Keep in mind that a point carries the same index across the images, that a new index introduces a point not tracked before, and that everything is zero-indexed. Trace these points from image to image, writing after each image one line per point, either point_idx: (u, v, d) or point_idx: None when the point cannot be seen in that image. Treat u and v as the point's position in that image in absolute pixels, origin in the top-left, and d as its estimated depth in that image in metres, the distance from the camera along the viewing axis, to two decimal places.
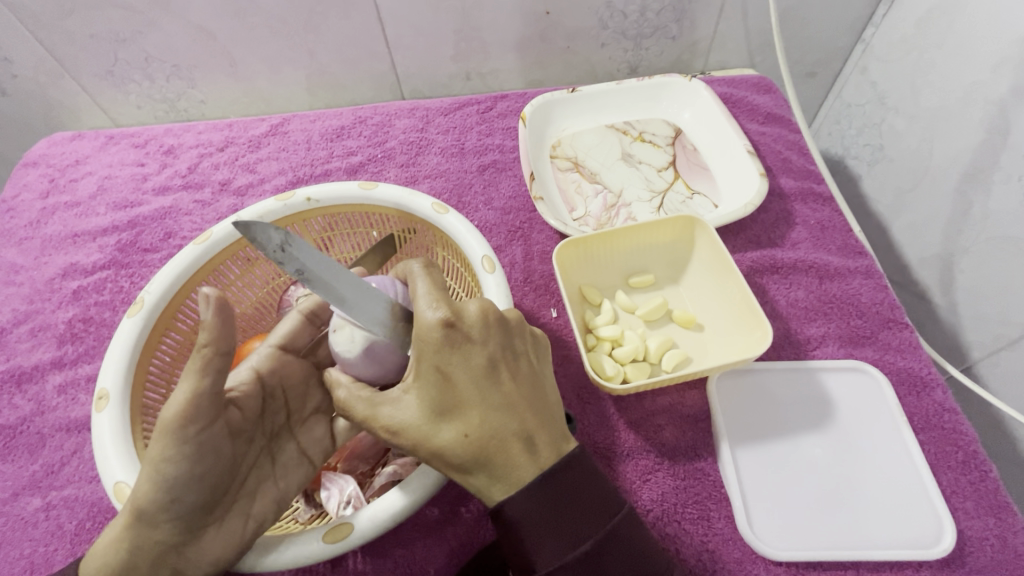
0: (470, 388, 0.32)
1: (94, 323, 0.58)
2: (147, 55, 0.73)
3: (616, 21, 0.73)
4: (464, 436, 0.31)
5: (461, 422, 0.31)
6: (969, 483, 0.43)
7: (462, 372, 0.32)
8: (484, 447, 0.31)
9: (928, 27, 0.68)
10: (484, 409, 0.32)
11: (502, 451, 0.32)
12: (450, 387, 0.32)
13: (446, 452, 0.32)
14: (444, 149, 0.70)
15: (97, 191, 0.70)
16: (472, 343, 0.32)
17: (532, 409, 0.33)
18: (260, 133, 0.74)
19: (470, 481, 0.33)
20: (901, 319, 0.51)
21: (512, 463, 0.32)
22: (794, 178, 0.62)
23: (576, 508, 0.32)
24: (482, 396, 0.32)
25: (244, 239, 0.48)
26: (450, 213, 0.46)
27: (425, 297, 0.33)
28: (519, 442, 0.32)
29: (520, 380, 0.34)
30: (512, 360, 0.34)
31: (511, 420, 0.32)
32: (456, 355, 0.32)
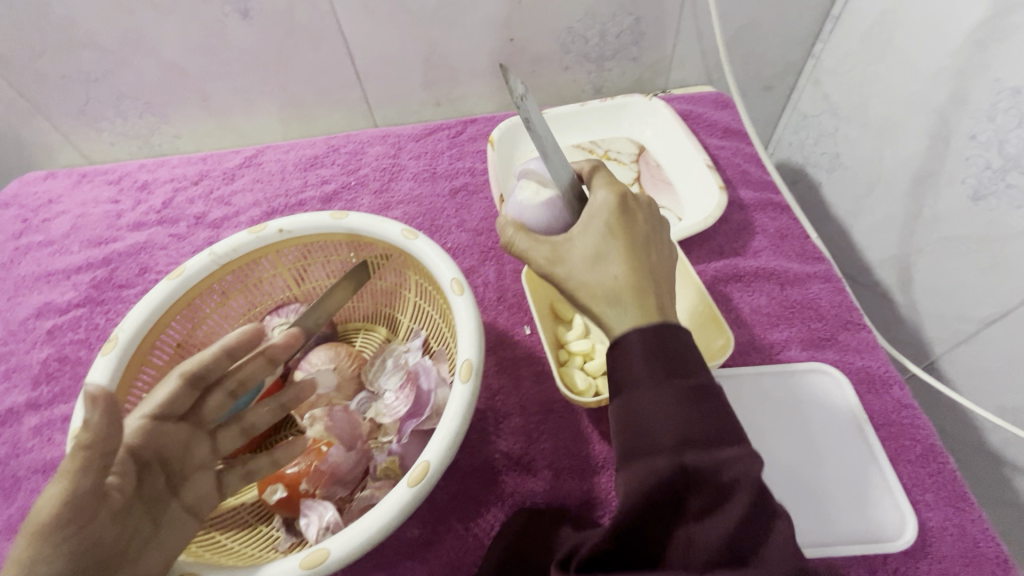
0: (629, 237, 0.38)
1: (69, 362, 0.58)
2: (119, 93, 0.74)
3: (577, 45, 0.76)
4: (615, 277, 0.36)
5: (614, 263, 0.36)
6: (928, 474, 0.44)
7: (625, 229, 0.38)
8: (625, 289, 0.35)
9: (871, 41, 0.72)
10: (637, 257, 0.37)
11: (641, 295, 0.35)
12: (611, 233, 0.38)
13: (593, 282, 0.36)
14: (416, 174, 0.71)
15: (70, 229, 0.70)
16: (640, 216, 0.39)
17: (664, 277, 0.37)
18: (234, 165, 0.75)
19: (606, 313, 0.35)
20: (859, 320, 0.53)
21: (644, 303, 0.34)
22: (753, 190, 0.65)
23: (691, 358, 0.32)
24: (636, 247, 0.37)
25: (218, 271, 0.49)
26: (418, 239, 0.47)
27: (601, 180, 0.42)
28: (652, 297, 0.35)
29: (662, 256, 0.39)
30: (659, 241, 0.39)
31: (651, 278, 0.36)
32: (624, 213, 0.39)
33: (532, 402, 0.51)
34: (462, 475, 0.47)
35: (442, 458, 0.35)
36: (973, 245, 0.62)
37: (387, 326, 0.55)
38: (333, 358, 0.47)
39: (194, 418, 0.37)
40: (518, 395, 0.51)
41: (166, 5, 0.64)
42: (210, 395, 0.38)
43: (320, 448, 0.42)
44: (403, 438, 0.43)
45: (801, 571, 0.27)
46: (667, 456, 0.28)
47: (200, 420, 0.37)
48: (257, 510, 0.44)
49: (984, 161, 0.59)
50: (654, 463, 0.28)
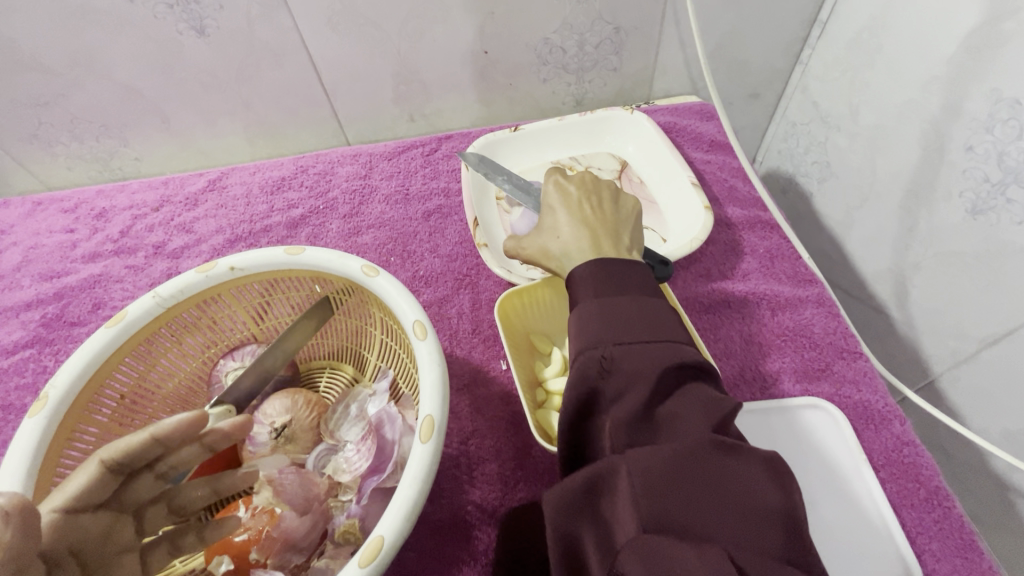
0: (563, 201, 0.46)
1: (15, 409, 0.55)
2: (72, 117, 0.70)
3: (555, 57, 0.73)
4: (558, 238, 0.44)
5: (555, 225, 0.45)
6: (934, 521, 0.41)
7: (561, 202, 0.46)
8: (569, 243, 0.42)
9: (859, 47, 0.69)
10: (571, 213, 0.45)
11: (580, 240, 0.42)
12: (551, 206, 0.47)
13: (547, 246, 0.44)
14: (388, 196, 0.68)
15: (21, 262, 0.66)
16: (574, 185, 0.47)
17: (607, 221, 0.44)
18: (196, 189, 0.71)
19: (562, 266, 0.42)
20: (855, 348, 0.50)
21: (582, 245, 0.41)
22: (741, 207, 0.62)
23: (624, 278, 0.37)
24: (569, 206, 0.45)
25: (164, 314, 0.45)
26: (380, 276, 0.43)
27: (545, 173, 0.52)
28: (587, 238, 0.42)
29: (602, 207, 0.45)
30: (602, 199, 0.46)
31: (584, 221, 0.43)
32: (557, 190, 0.47)
33: (509, 447, 0.48)
34: (431, 533, 0.43)
35: (397, 529, 0.31)
36: (972, 261, 0.59)
37: (354, 364, 0.52)
38: (289, 407, 0.44)
39: (116, 503, 0.33)
40: (493, 438, 0.48)
41: (115, 25, 0.61)
42: (137, 479, 0.34)
43: (272, 511, 0.39)
44: (363, 497, 0.39)
45: (716, 444, 0.29)
46: (587, 353, 0.34)
47: (122, 506, 0.33)
48: None
49: (981, 173, 0.56)
50: (577, 360, 0.34)
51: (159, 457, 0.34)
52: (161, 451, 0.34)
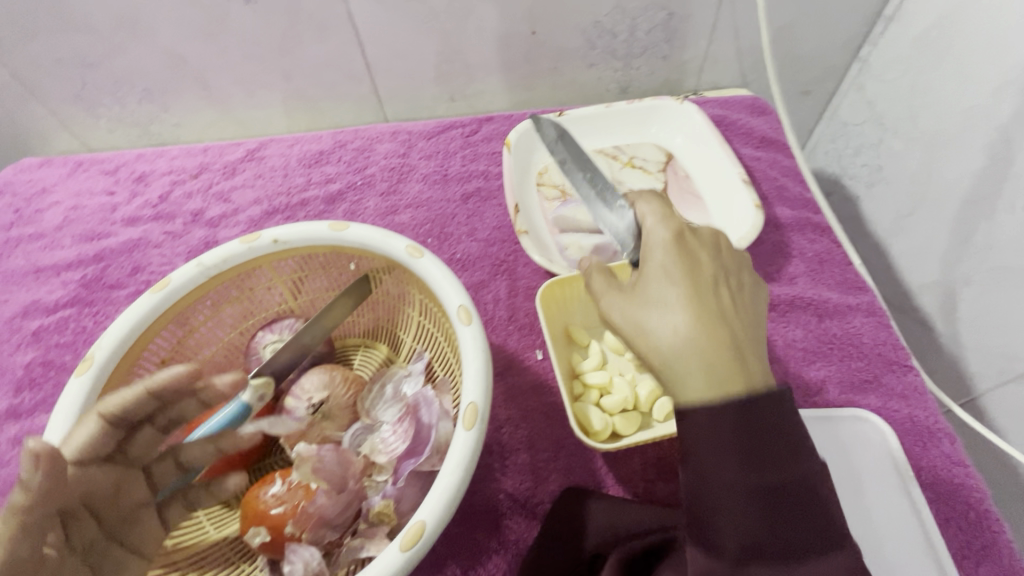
0: (684, 275, 0.34)
1: (54, 367, 0.55)
2: (116, 79, 0.70)
3: (604, 41, 0.71)
4: (674, 322, 0.32)
5: (671, 309, 0.33)
6: (981, 546, 0.40)
7: (686, 273, 0.34)
8: (690, 345, 0.32)
9: (926, 47, 0.66)
10: (698, 302, 0.33)
11: (709, 348, 0.31)
12: (664, 275, 0.35)
13: (652, 332, 0.33)
14: (426, 176, 0.67)
15: (63, 222, 0.67)
16: (702, 253, 0.36)
17: (748, 327, 0.33)
18: (235, 159, 0.71)
19: (673, 378, 0.32)
20: (905, 360, 0.49)
21: (716, 364, 0.31)
22: (790, 208, 0.60)
23: (766, 433, 0.29)
24: (694, 288, 0.34)
25: (206, 283, 0.45)
26: (425, 257, 0.43)
27: (654, 215, 0.38)
28: (724, 348, 0.31)
29: (739, 300, 0.34)
30: (732, 284, 0.35)
31: (718, 327, 0.32)
32: (682, 255, 0.35)
33: (543, 437, 0.47)
34: (462, 518, 0.43)
35: (438, 516, 0.31)
36: None
37: (389, 344, 0.51)
38: (327, 383, 0.44)
39: (122, 457, 0.35)
40: (526, 428, 0.47)
41: None
42: (140, 432, 0.36)
43: (307, 488, 0.38)
44: (399, 480, 0.39)
45: None
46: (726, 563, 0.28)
47: (130, 458, 0.36)
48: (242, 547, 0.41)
49: None
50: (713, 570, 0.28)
51: (159, 410, 0.36)
52: (159, 404, 0.35)
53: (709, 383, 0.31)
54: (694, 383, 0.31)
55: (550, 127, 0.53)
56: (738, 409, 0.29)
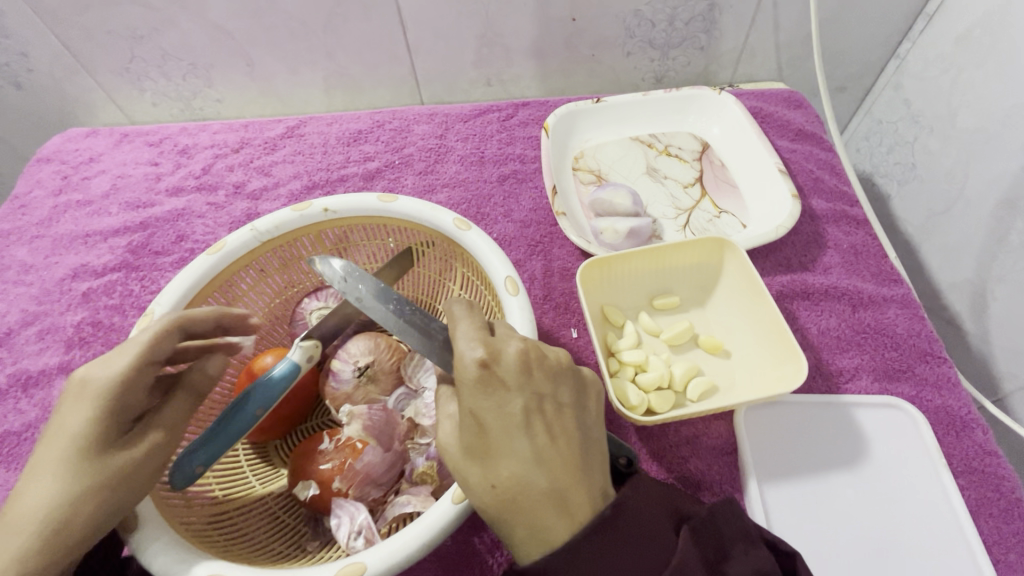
0: (500, 427, 0.30)
1: (103, 327, 0.57)
2: (164, 53, 0.72)
3: (643, 30, 0.71)
4: (492, 485, 0.30)
5: (492, 471, 0.30)
6: (1012, 533, 0.41)
7: (494, 418, 0.30)
8: (516, 504, 0.29)
9: (968, 44, 0.65)
10: (514, 457, 0.30)
11: (529, 513, 0.29)
12: (480, 428, 0.30)
13: (475, 491, 0.30)
14: (463, 157, 0.68)
15: (110, 190, 0.69)
16: (514, 387, 0.31)
17: (569, 465, 0.30)
18: (276, 135, 0.72)
19: (512, 535, 0.30)
20: (939, 352, 0.49)
21: (540, 523, 0.29)
22: (826, 200, 0.60)
23: (615, 571, 0.29)
24: (511, 441, 0.30)
25: (259, 249, 0.46)
26: (472, 230, 0.44)
27: (464, 336, 0.32)
28: (548, 501, 0.29)
29: (559, 431, 0.31)
30: (551, 413, 0.31)
31: (541, 478, 0.29)
32: (489, 400, 0.30)
33: None
34: None
35: None
36: None
37: None
38: (372, 348, 0.45)
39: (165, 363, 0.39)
40: None
41: None
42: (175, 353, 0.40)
43: (354, 446, 0.40)
44: None
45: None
46: None
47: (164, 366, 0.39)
48: (287, 504, 0.43)
49: None
50: None
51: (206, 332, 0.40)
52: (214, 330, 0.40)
53: (546, 541, 0.29)
54: (529, 543, 0.30)
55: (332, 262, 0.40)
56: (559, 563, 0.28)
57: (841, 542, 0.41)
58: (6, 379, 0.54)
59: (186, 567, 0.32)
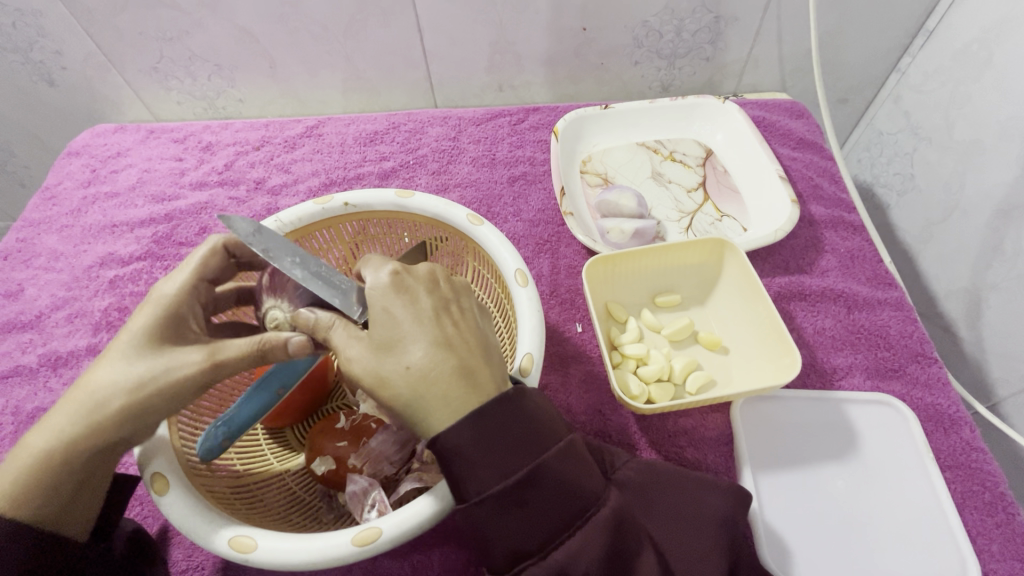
0: (409, 320, 0.34)
1: (129, 312, 0.60)
2: (191, 54, 0.75)
3: (651, 40, 0.74)
4: (404, 367, 0.33)
5: (402, 355, 0.33)
6: (995, 525, 0.43)
7: (405, 312, 0.35)
8: (427, 384, 0.32)
9: (966, 59, 0.67)
10: (422, 341, 0.33)
11: (438, 386, 0.32)
12: (390, 320, 0.34)
13: (386, 381, 0.33)
14: (475, 159, 0.71)
15: (136, 183, 0.72)
16: (421, 289, 0.36)
17: (475, 351, 0.34)
18: (295, 134, 0.75)
19: (423, 418, 0.32)
20: (930, 353, 0.52)
21: (451, 395, 0.32)
22: (825, 206, 0.62)
23: (510, 442, 0.31)
24: (418, 329, 0.34)
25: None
26: (484, 226, 0.46)
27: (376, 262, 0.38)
28: (456, 375, 0.32)
29: (466, 326, 0.35)
30: (457, 312, 0.35)
31: (447, 356, 0.33)
32: (401, 297, 0.35)
33: (584, 404, 0.50)
34: None
35: None
36: None
37: None
38: None
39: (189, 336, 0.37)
40: (565, 393, 0.50)
41: None
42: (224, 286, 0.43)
43: (370, 426, 0.43)
44: None
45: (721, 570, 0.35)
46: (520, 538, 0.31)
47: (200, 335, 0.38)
48: (303, 480, 0.45)
49: None
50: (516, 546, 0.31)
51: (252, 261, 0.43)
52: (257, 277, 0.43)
53: (456, 414, 0.32)
54: (443, 421, 0.32)
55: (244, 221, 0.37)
56: (472, 429, 0.31)
57: (819, 531, 0.43)
58: (37, 359, 0.57)
59: (215, 527, 0.34)
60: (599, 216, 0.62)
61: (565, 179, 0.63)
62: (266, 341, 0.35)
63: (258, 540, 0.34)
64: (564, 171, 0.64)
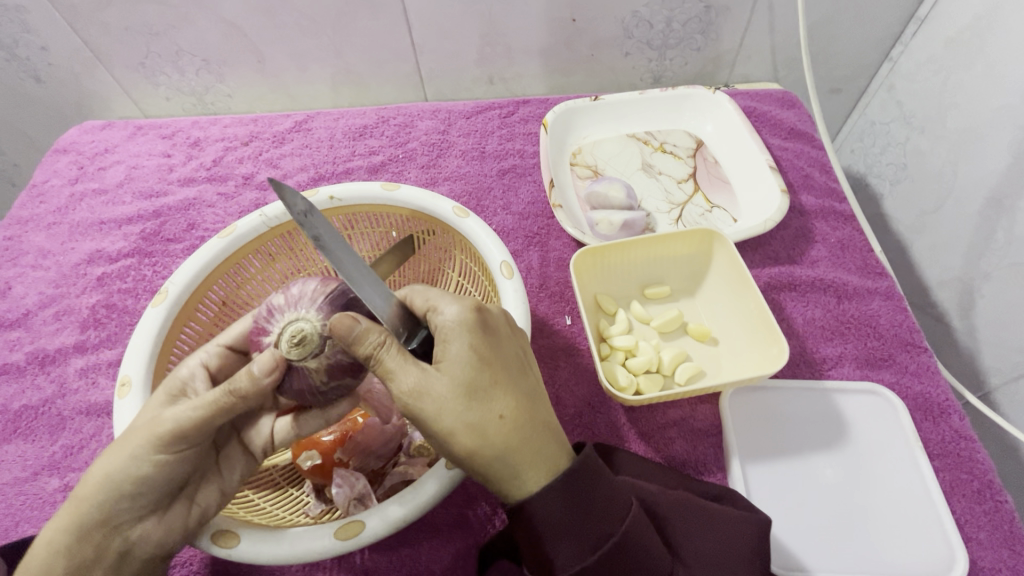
0: (500, 367, 0.32)
1: (117, 309, 0.60)
2: (178, 49, 0.74)
3: (641, 31, 0.74)
4: (499, 417, 0.31)
5: (495, 403, 0.31)
6: (983, 512, 0.43)
7: (492, 357, 0.32)
8: (522, 437, 0.31)
9: (958, 47, 0.67)
10: (516, 391, 0.32)
11: (532, 439, 0.32)
12: (481, 365, 0.32)
13: (477, 431, 0.31)
14: (465, 152, 0.70)
15: (124, 180, 0.71)
16: (501, 330, 0.34)
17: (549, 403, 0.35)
18: (284, 129, 0.74)
19: (519, 473, 0.32)
20: (920, 342, 0.51)
21: (545, 450, 0.32)
22: (815, 196, 0.62)
23: (591, 515, 0.32)
24: (510, 378, 0.33)
25: (203, 285, 0.46)
26: (470, 218, 0.46)
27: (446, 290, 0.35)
28: (545, 429, 0.33)
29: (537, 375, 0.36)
30: (530, 359, 0.36)
31: (537, 408, 0.33)
32: (488, 338, 0.33)
33: (572, 396, 0.50)
34: None
35: None
36: None
37: None
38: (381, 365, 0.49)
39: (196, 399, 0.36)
40: (553, 386, 0.50)
41: None
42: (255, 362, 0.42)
43: (355, 420, 0.43)
44: None
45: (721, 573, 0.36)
46: None
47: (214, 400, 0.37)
48: (290, 475, 0.45)
49: None
50: None
51: None
52: None
53: (547, 470, 0.32)
54: (535, 476, 0.32)
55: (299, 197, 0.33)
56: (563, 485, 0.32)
57: (811, 524, 0.43)
58: (24, 357, 0.57)
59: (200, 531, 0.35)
60: (588, 207, 0.61)
61: (554, 171, 0.63)
62: (236, 381, 0.33)
63: (241, 534, 0.34)
64: (552, 163, 0.63)
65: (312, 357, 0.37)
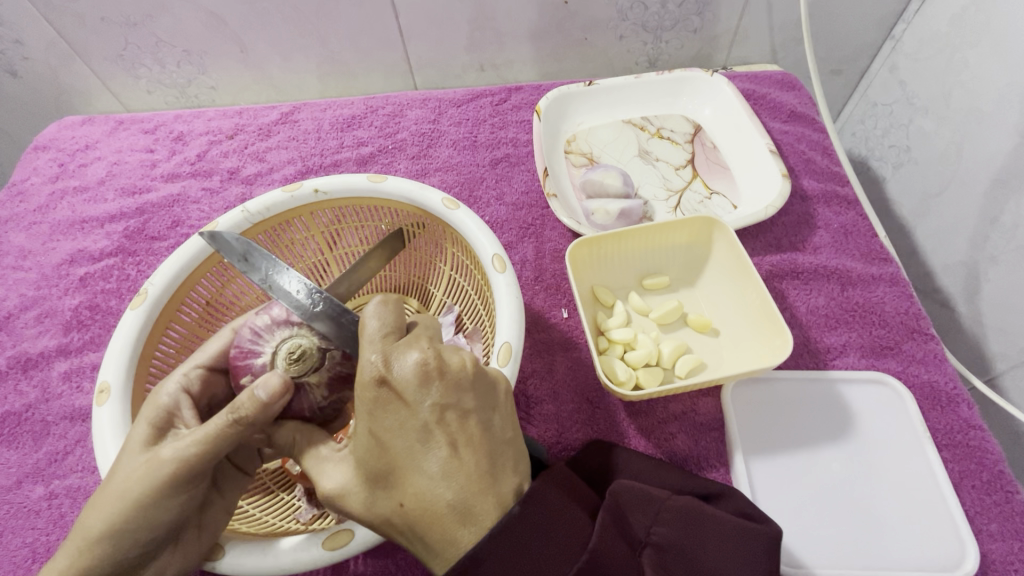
0: (402, 450, 0.28)
1: (100, 311, 0.58)
2: (157, 39, 0.72)
3: (636, 13, 0.71)
4: (397, 506, 0.28)
5: (395, 490, 0.28)
6: (994, 504, 0.42)
7: (392, 437, 0.28)
8: (419, 524, 0.28)
9: (963, 23, 0.65)
10: (415, 477, 0.28)
11: (432, 528, 0.27)
12: (383, 450, 0.28)
13: (382, 517, 0.29)
14: (456, 141, 0.68)
15: (106, 176, 0.69)
16: (402, 401, 0.28)
17: (473, 477, 0.27)
18: (269, 121, 0.72)
19: (426, 555, 0.29)
20: (927, 329, 0.50)
21: (443, 540, 0.27)
22: (817, 180, 0.60)
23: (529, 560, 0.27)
24: (411, 460, 0.28)
25: (184, 285, 0.44)
26: (460, 209, 0.44)
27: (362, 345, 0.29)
28: (448, 516, 0.27)
29: (464, 440, 0.28)
30: (453, 419, 0.28)
31: (442, 492, 0.27)
32: (386, 416, 0.28)
33: (567, 390, 0.48)
34: None
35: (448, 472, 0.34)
36: None
37: (419, 298, 0.54)
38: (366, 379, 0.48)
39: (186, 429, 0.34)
40: (551, 381, 0.49)
41: None
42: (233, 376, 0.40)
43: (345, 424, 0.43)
44: None
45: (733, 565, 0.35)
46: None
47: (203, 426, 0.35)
48: (280, 479, 0.44)
49: None
50: None
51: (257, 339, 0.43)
52: None
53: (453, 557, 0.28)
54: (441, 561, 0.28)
55: (232, 239, 0.38)
56: None
57: (814, 522, 0.42)
58: (6, 362, 0.55)
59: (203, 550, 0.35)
60: (585, 195, 0.59)
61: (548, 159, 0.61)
62: (238, 406, 0.30)
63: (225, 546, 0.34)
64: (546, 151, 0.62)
65: (313, 371, 0.36)
